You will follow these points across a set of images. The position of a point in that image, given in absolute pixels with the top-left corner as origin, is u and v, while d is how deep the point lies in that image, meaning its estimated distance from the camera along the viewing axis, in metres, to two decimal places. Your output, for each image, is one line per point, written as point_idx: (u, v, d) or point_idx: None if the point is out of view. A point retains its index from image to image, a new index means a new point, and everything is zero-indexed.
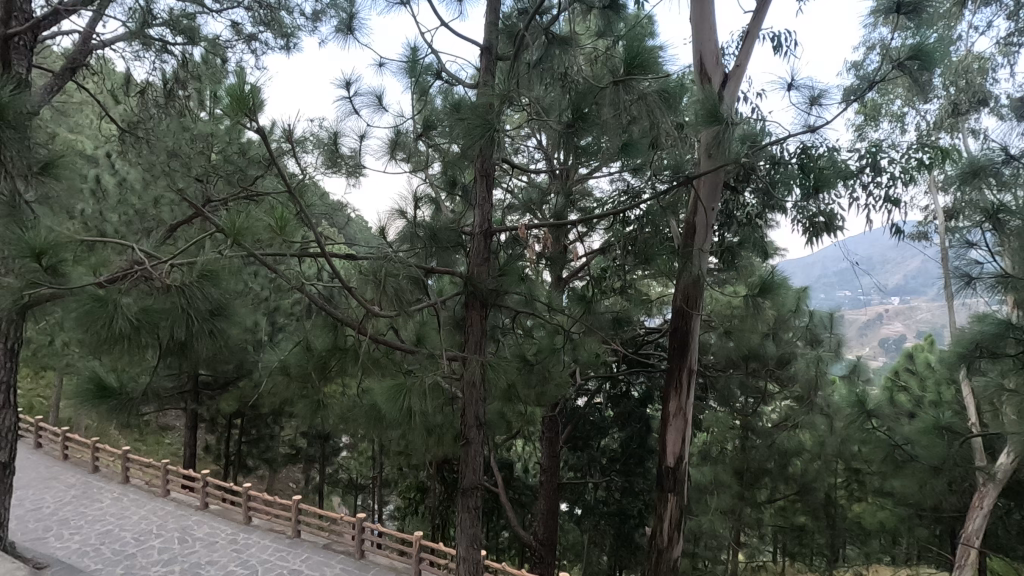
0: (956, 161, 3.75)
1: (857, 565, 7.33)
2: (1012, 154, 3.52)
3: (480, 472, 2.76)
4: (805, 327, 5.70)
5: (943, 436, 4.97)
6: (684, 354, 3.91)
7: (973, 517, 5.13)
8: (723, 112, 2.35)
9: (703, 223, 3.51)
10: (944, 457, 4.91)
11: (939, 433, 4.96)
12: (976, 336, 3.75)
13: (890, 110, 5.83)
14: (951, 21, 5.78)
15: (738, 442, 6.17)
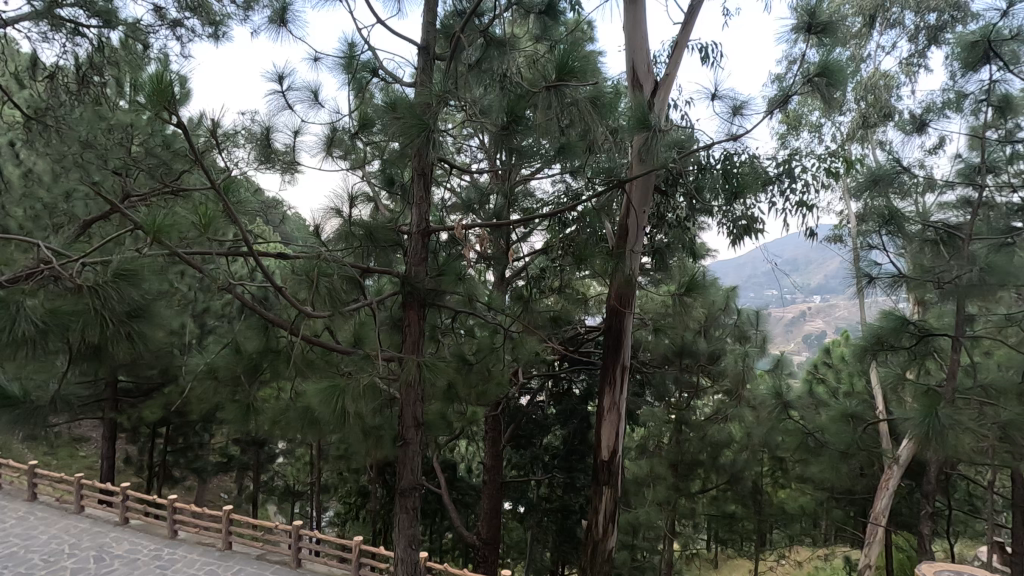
0: (864, 170, 4.07)
1: (782, 548, 7.76)
2: (908, 165, 3.86)
3: (418, 472, 2.75)
4: (734, 324, 6.04)
5: (850, 423, 5.36)
6: (618, 351, 4.04)
7: (881, 498, 5.50)
8: (653, 119, 2.46)
9: (636, 225, 3.65)
10: (850, 442, 5.26)
11: (846, 421, 5.35)
12: (877, 330, 4.07)
13: (809, 121, 6.27)
14: (862, 41, 6.28)
15: (673, 436, 6.42)
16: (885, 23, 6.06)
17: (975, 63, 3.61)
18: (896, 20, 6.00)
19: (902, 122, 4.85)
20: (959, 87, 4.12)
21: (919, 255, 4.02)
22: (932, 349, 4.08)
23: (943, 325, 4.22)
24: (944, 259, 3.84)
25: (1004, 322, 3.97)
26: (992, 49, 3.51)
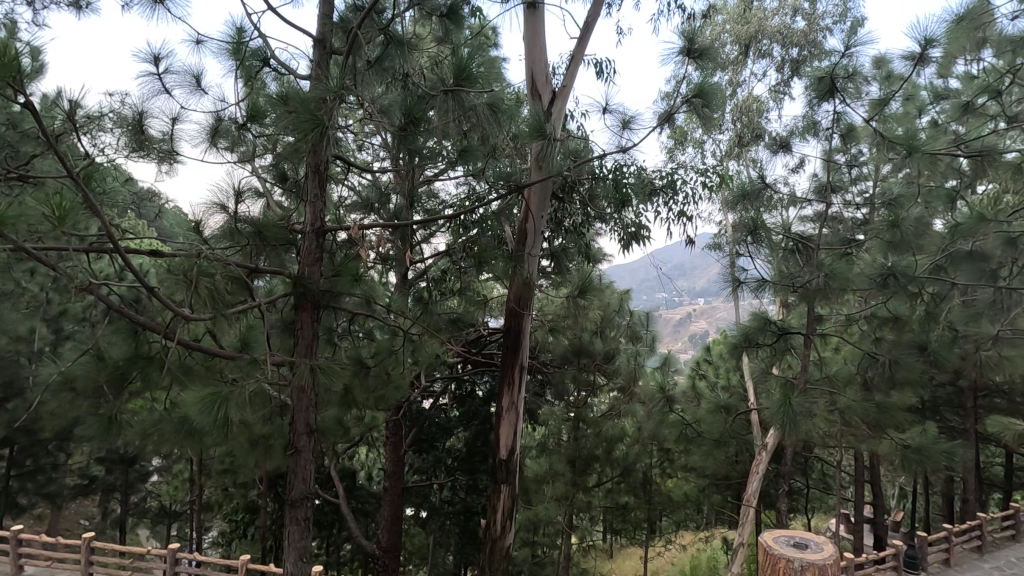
0: (736, 185, 4.50)
1: (670, 533, 8.31)
2: (769, 181, 4.34)
3: (311, 481, 2.64)
4: (627, 325, 6.41)
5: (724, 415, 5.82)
6: (517, 352, 4.14)
7: (752, 482, 6.02)
8: (548, 129, 2.58)
9: (533, 230, 3.78)
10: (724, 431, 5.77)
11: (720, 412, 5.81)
12: (744, 330, 4.52)
13: (693, 137, 6.82)
14: (738, 67, 6.93)
15: (571, 433, 6.67)
16: (757, 53, 6.74)
17: (825, 95, 4.13)
18: (766, 51, 6.70)
19: (770, 143, 5.42)
20: (813, 115, 4.69)
21: (789, 262, 4.40)
22: (790, 345, 4.59)
23: (799, 325, 4.78)
24: (800, 266, 4.36)
25: (846, 322, 4.57)
26: (837, 84, 4.04)
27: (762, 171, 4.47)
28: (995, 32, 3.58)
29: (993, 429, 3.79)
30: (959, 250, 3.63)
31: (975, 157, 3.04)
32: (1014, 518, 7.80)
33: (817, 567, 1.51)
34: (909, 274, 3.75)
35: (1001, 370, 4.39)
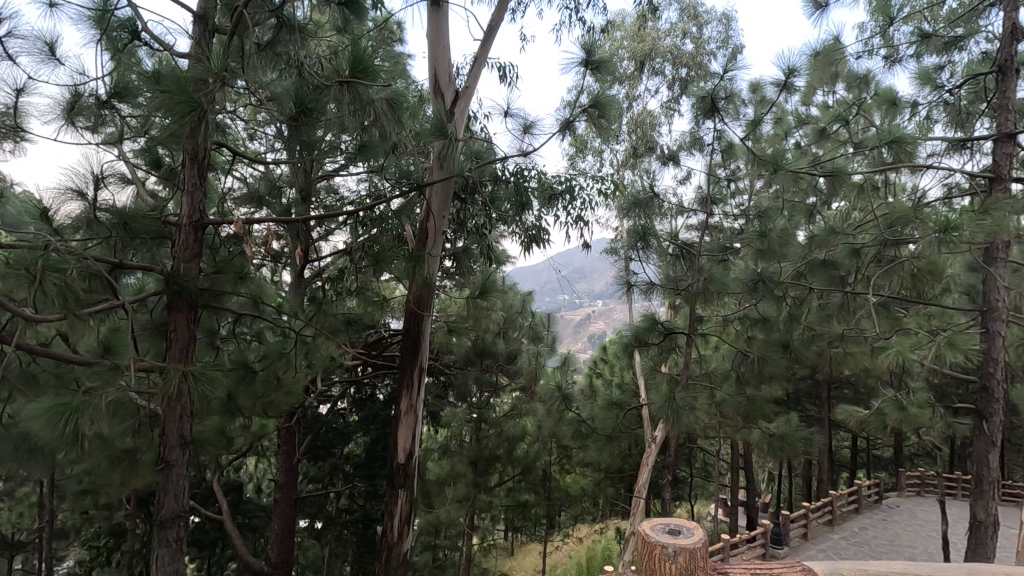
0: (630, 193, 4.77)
1: (567, 528, 8.58)
2: (659, 191, 4.64)
3: (184, 498, 2.43)
4: (528, 326, 6.56)
5: (616, 411, 6.12)
6: (416, 353, 4.08)
7: (642, 475, 6.34)
8: (449, 128, 2.58)
9: (434, 230, 3.77)
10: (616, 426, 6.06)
11: (613, 408, 6.09)
12: (634, 330, 4.79)
13: (592, 146, 7.11)
14: (634, 82, 7.34)
15: (473, 433, 6.69)
16: (651, 70, 7.18)
17: (708, 114, 4.49)
18: (659, 69, 7.16)
19: (660, 155, 5.78)
20: (698, 132, 5.09)
21: (673, 267, 4.80)
22: (676, 344, 4.93)
23: (684, 325, 5.15)
24: (685, 270, 4.71)
25: (723, 323, 5.00)
26: (718, 105, 4.41)
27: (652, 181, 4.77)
28: (844, 69, 4.08)
29: (841, 416, 4.32)
30: (815, 258, 4.09)
31: (829, 176, 3.44)
32: (857, 493, 8.95)
33: (691, 552, 1.28)
34: (775, 279, 4.17)
35: (846, 365, 5.02)
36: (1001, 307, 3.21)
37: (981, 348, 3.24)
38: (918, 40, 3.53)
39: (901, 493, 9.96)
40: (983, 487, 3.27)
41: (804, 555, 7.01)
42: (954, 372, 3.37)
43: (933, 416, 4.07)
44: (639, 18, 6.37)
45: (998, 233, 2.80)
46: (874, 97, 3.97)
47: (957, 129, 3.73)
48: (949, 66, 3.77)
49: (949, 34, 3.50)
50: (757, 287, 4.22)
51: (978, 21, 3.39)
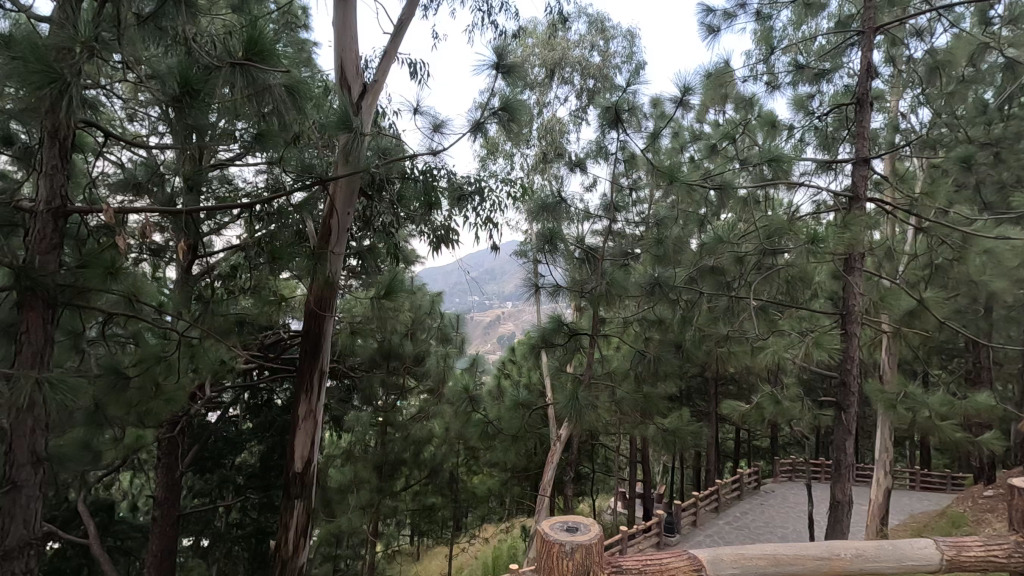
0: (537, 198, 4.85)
1: (474, 529, 8.58)
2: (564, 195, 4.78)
3: (36, 523, 2.15)
4: (437, 326, 6.53)
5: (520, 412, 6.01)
6: (316, 355, 3.91)
7: (547, 472, 6.49)
8: (355, 122, 2.50)
9: (338, 227, 3.64)
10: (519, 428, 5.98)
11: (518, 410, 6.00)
12: (541, 331, 4.92)
13: (503, 148, 7.21)
14: (545, 89, 7.52)
15: (377, 437, 6.52)
16: (560, 79, 7.40)
17: (611, 125, 4.71)
18: (568, 79, 7.39)
19: (568, 161, 5.97)
20: (603, 142, 5.32)
21: (579, 270, 4.98)
22: (579, 345, 5.11)
23: (588, 326, 5.37)
24: (589, 274, 4.91)
25: (623, 324, 5.26)
26: (620, 117, 4.63)
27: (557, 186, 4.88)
28: (732, 91, 4.43)
29: (726, 411, 4.69)
30: (705, 265, 4.32)
31: (717, 189, 3.71)
32: (739, 480, 9.79)
33: (588, 547, 1.32)
34: (670, 283, 4.44)
35: (730, 363, 5.47)
36: (856, 311, 3.63)
37: (840, 347, 3.65)
38: (794, 70, 3.91)
39: (776, 479, 11.02)
40: (841, 470, 3.68)
41: (692, 541, 7.53)
42: (819, 369, 3.77)
43: (802, 408, 4.54)
44: (550, 28, 6.56)
45: (854, 246, 3.17)
46: (757, 119, 4.35)
47: (824, 152, 4.19)
48: (818, 95, 4.23)
49: (818, 67, 3.91)
50: (654, 291, 4.47)
51: (841, 58, 3.83)
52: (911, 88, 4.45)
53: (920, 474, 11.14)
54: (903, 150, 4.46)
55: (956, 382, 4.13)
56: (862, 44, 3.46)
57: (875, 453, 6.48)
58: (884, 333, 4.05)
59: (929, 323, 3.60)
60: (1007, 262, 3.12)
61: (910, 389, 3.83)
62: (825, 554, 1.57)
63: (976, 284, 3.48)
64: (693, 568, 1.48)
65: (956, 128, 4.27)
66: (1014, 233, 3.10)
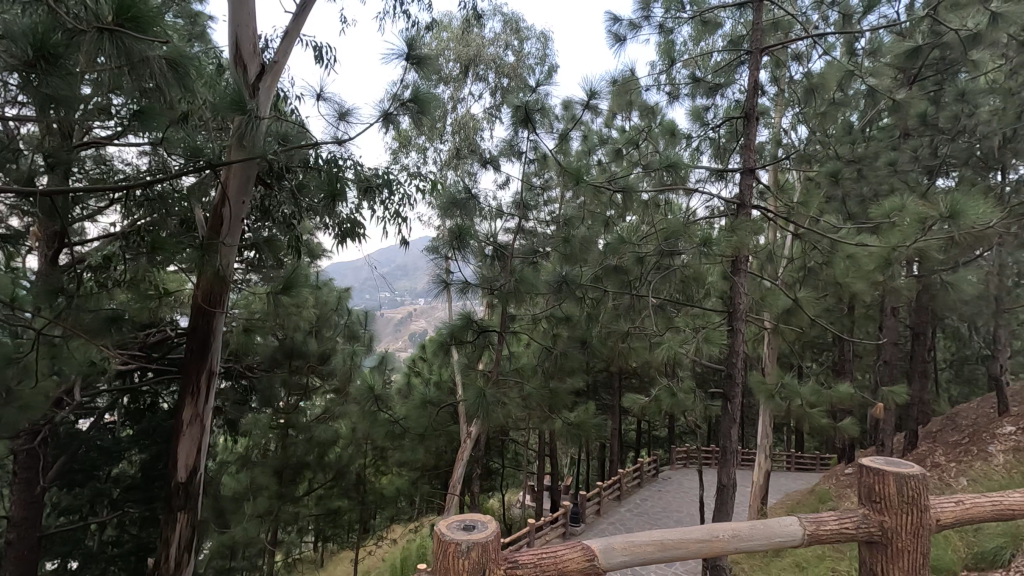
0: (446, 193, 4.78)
1: (381, 531, 8.37)
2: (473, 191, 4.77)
3: None
4: (344, 324, 6.56)
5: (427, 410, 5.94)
6: (204, 355, 3.66)
7: (456, 469, 6.46)
8: (251, 104, 2.34)
9: (232, 216, 3.50)
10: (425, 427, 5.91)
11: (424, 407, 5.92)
12: (450, 328, 4.90)
13: (416, 142, 7.08)
14: (459, 85, 7.48)
15: (277, 441, 6.18)
16: (475, 76, 7.39)
17: (523, 124, 4.76)
18: (482, 76, 7.39)
19: (480, 158, 5.97)
20: (515, 142, 5.38)
21: (489, 267, 5.01)
22: (488, 342, 5.15)
23: (498, 324, 5.41)
24: (499, 272, 4.95)
25: (531, 321, 5.35)
26: (531, 117, 4.69)
27: (466, 182, 4.83)
28: (637, 99, 4.63)
29: (627, 404, 4.91)
30: (608, 264, 4.37)
31: (621, 192, 3.86)
32: (640, 469, 10.34)
33: (483, 546, 1.32)
34: (576, 282, 4.57)
35: (632, 359, 5.74)
36: (741, 309, 3.95)
37: (727, 342, 3.95)
38: (692, 82, 4.16)
39: (672, 466, 11.76)
40: (727, 456, 3.98)
41: (596, 529, 7.84)
42: (709, 363, 4.06)
43: (695, 399, 4.85)
44: (465, 23, 6.52)
45: (741, 249, 3.43)
46: (659, 126, 4.58)
47: (717, 161, 4.50)
48: (713, 107, 4.52)
49: (713, 81, 4.19)
50: (561, 289, 4.59)
51: (733, 74, 4.12)
52: (791, 106, 4.89)
53: (794, 456, 12.37)
54: (784, 163, 4.90)
55: (824, 373, 4.62)
56: (751, 63, 3.75)
57: (757, 440, 7.09)
58: (765, 329, 4.43)
59: (801, 320, 3.99)
60: (865, 266, 3.52)
61: (785, 380, 4.22)
62: (705, 536, 1.64)
63: (841, 285, 3.90)
64: (585, 558, 1.51)
65: (827, 145, 4.76)
66: (871, 241, 3.49)
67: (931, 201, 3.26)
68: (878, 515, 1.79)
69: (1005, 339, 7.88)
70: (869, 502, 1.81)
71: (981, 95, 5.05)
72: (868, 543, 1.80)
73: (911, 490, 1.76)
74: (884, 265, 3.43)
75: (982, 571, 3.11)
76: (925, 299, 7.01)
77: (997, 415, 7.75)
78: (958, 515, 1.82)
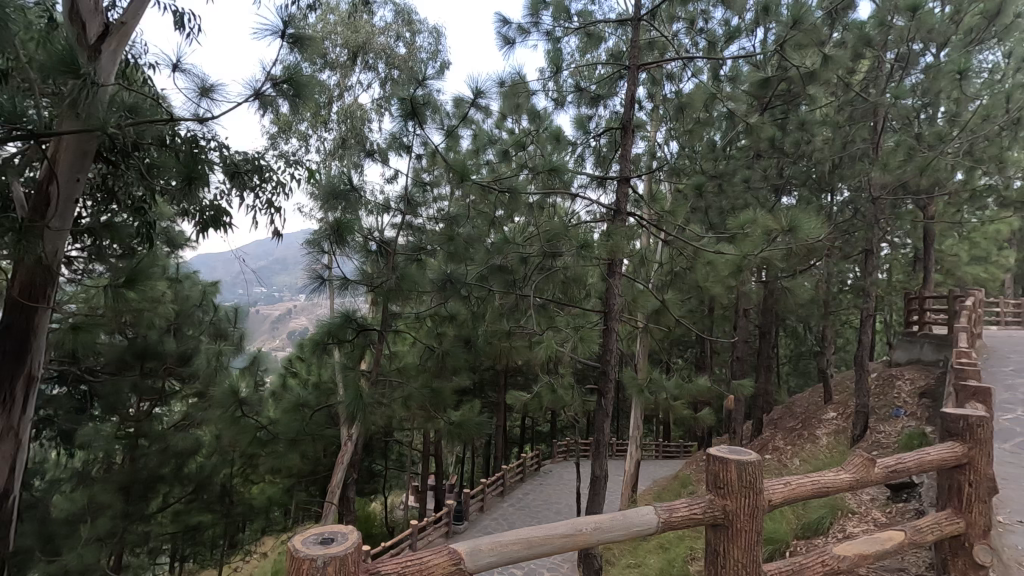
0: (324, 182, 4.53)
1: (250, 546, 7.76)
2: (353, 181, 4.54)
3: None
4: (209, 322, 6.04)
5: (299, 414, 5.59)
6: (22, 362, 3.28)
7: (336, 473, 6.15)
8: (88, 69, 2.07)
9: (61, 194, 3.04)
10: (298, 431, 5.57)
11: (297, 411, 5.57)
12: (328, 327, 4.69)
13: (297, 127, 6.67)
14: (347, 72, 7.15)
15: (124, 453, 5.51)
16: (363, 64, 7.12)
17: (410, 118, 4.66)
18: (372, 65, 7.14)
19: (366, 150, 5.75)
20: (403, 136, 5.25)
21: (371, 264, 4.87)
22: (368, 341, 5.00)
23: (380, 322, 5.26)
24: (382, 268, 4.83)
25: (415, 319, 5.22)
26: (419, 112, 4.61)
27: (347, 170, 4.60)
28: (525, 102, 4.73)
29: (510, 402, 5.00)
30: (493, 264, 4.39)
31: (507, 191, 3.91)
32: (523, 464, 10.61)
33: (340, 560, 1.25)
34: (461, 280, 4.56)
35: (516, 358, 5.86)
36: (615, 309, 4.18)
37: (603, 341, 4.17)
38: (576, 91, 4.33)
39: (554, 459, 12.23)
40: (601, 448, 4.20)
41: (478, 526, 7.91)
42: (585, 361, 4.25)
43: (574, 395, 5.05)
44: (353, 8, 6.24)
45: (618, 253, 3.63)
46: (544, 130, 4.72)
47: (598, 169, 4.74)
48: (595, 117, 4.76)
49: (595, 92, 4.41)
50: (445, 287, 4.55)
51: (614, 87, 4.36)
52: (664, 122, 5.28)
53: (662, 445, 13.42)
54: (657, 174, 5.27)
55: (687, 368, 5.04)
56: (629, 78, 4.00)
57: (629, 431, 7.60)
58: (638, 329, 4.73)
59: (668, 320, 4.34)
60: (722, 271, 3.90)
61: (653, 375, 4.57)
62: (569, 531, 1.63)
63: (703, 289, 4.26)
64: (452, 562, 1.45)
65: (694, 160, 5.20)
66: (727, 248, 3.86)
67: (775, 215, 3.70)
68: (722, 500, 1.81)
69: (830, 337, 9.18)
70: (715, 487, 1.82)
71: (815, 125, 5.82)
72: (713, 527, 1.83)
73: (749, 475, 1.80)
74: (737, 270, 3.81)
75: (808, 538, 3.59)
76: (770, 301, 7.96)
77: (823, 402, 9.00)
78: (787, 495, 1.92)
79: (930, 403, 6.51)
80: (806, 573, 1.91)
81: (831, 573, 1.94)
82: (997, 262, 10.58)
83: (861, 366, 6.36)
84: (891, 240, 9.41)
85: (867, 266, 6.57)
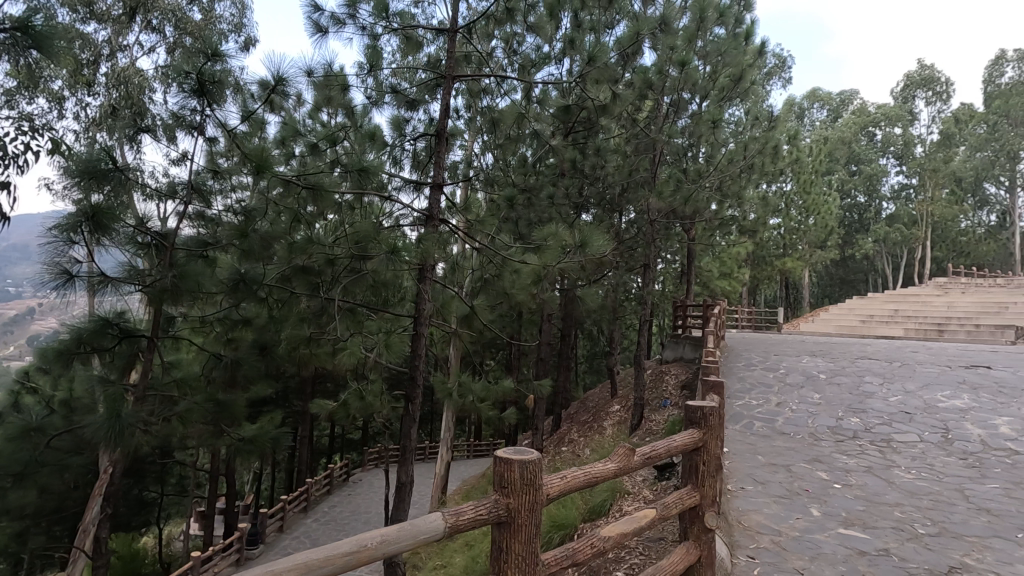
0: (74, 156, 3.73)
1: None
2: (119, 159, 3.81)
3: None
4: None
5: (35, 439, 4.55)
6: None
7: (89, 507, 5.12)
8: None
9: None
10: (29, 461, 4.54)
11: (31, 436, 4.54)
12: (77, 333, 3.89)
13: (47, 85, 5.44)
14: (122, 28, 6.06)
15: None
16: (144, 23, 6.11)
17: (200, 95, 4.10)
18: (156, 26, 6.17)
19: (143, 124, 4.92)
20: (191, 114, 4.60)
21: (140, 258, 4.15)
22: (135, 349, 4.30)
23: (152, 327, 4.54)
24: (156, 265, 4.16)
25: (198, 323, 4.62)
26: (211, 88, 4.07)
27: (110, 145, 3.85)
28: (338, 97, 4.50)
29: (313, 411, 4.70)
30: (295, 264, 4.10)
31: (311, 189, 3.67)
32: (330, 475, 10.05)
33: None
34: (257, 281, 4.15)
35: (321, 364, 5.53)
36: (424, 313, 4.22)
37: (411, 346, 4.16)
38: (393, 91, 4.25)
39: (364, 467, 11.82)
40: (408, 453, 4.18)
41: (275, 548, 7.28)
42: (394, 366, 4.20)
43: (382, 401, 4.95)
44: None
45: (426, 259, 3.68)
46: (359, 127, 4.53)
47: (415, 172, 4.71)
48: (413, 120, 4.73)
49: (413, 96, 4.38)
50: (237, 288, 4.10)
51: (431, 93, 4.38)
52: (480, 133, 5.48)
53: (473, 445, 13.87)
54: (472, 181, 5.44)
55: (494, 371, 5.28)
56: (446, 87, 4.07)
57: (440, 434, 7.69)
58: (448, 333, 4.82)
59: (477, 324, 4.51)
60: (525, 280, 4.18)
61: (462, 378, 4.70)
62: (353, 547, 1.54)
63: (509, 296, 4.51)
64: None
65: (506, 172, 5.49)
66: (530, 258, 4.15)
67: (571, 231, 4.09)
68: (506, 499, 1.91)
69: (617, 339, 10.44)
70: (499, 487, 1.92)
71: (608, 152, 6.57)
72: (499, 525, 1.91)
73: (530, 473, 1.93)
74: (538, 279, 4.11)
75: (591, 521, 4.03)
76: (569, 307, 8.80)
77: (609, 396, 10.19)
78: (563, 487, 2.10)
79: (688, 394, 7.81)
80: (578, 557, 2.11)
81: (598, 553, 2.18)
82: (737, 278, 13.12)
83: (638, 364, 7.35)
84: (664, 256, 11.08)
85: (645, 278, 7.64)
